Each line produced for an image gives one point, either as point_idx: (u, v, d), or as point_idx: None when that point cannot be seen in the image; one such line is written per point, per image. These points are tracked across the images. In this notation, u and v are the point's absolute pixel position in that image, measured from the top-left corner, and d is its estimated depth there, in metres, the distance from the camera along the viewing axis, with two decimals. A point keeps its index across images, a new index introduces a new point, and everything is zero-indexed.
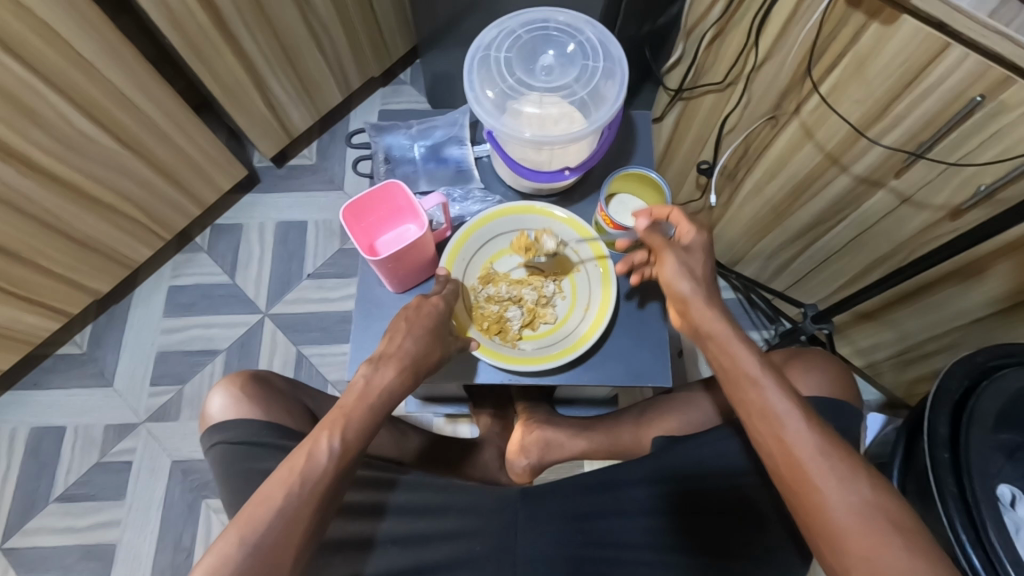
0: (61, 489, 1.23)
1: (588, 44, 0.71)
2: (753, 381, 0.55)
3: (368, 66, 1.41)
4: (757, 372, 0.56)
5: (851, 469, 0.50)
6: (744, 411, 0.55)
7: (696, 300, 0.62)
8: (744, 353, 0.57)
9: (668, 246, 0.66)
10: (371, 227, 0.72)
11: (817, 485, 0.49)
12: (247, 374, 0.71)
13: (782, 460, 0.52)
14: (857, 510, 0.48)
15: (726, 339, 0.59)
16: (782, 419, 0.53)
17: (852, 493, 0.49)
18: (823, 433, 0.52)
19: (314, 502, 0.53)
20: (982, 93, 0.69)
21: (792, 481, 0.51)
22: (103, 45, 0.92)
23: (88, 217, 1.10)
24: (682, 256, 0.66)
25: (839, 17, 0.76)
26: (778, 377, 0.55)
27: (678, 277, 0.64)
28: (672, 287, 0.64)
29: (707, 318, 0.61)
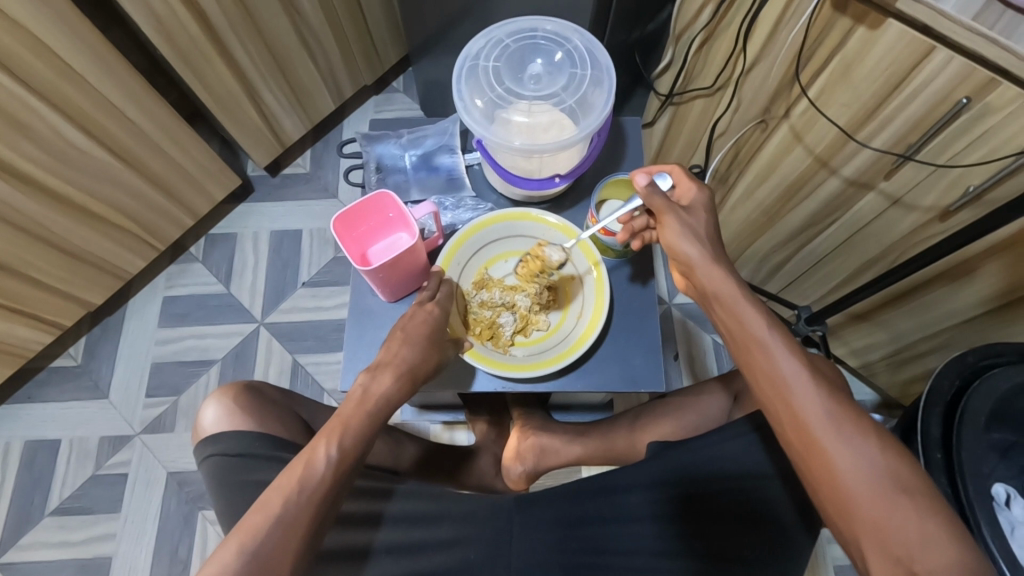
0: (56, 502, 1.23)
1: (576, 52, 0.72)
2: (761, 346, 0.56)
3: (360, 75, 1.42)
4: (766, 339, 0.56)
5: (860, 431, 0.50)
6: (753, 376, 0.56)
7: (701, 262, 0.63)
8: (753, 319, 0.58)
9: (671, 207, 0.65)
10: (362, 237, 0.72)
11: (825, 449, 0.50)
12: (239, 385, 0.71)
13: (791, 424, 0.53)
14: (867, 475, 0.49)
15: (734, 304, 0.60)
16: (789, 384, 0.54)
17: (862, 457, 0.49)
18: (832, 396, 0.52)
19: (313, 510, 0.53)
20: (968, 96, 0.70)
21: (801, 447, 0.52)
22: (93, 57, 0.92)
23: (80, 229, 1.10)
24: (684, 217, 0.65)
25: (825, 21, 0.77)
26: (787, 342, 0.56)
27: (680, 239, 0.64)
28: (675, 250, 0.65)
29: (715, 283, 0.62)
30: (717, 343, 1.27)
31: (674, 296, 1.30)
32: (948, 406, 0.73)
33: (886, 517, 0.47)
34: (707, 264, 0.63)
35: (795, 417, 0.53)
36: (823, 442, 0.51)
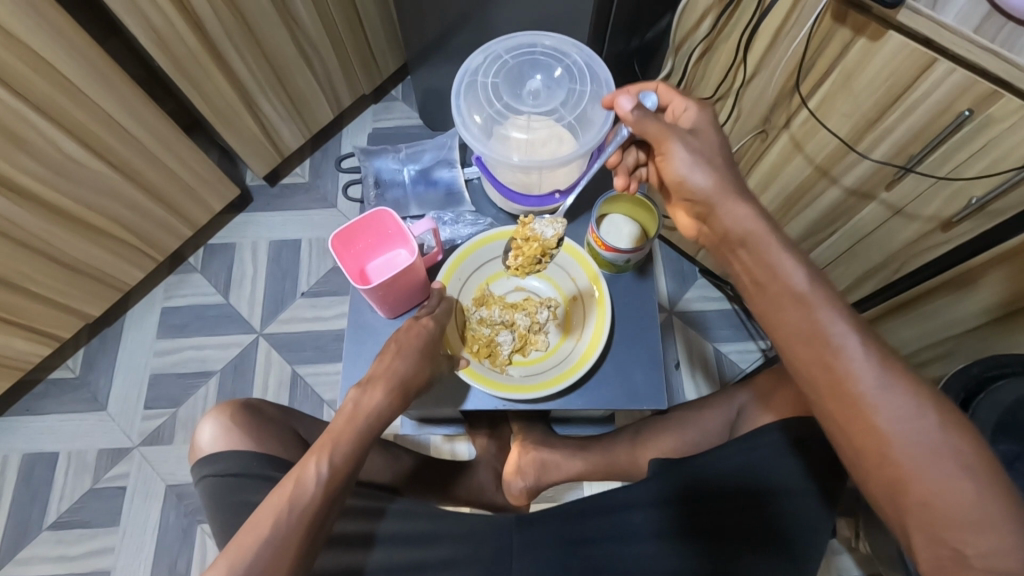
0: (54, 516, 1.22)
1: (576, 67, 0.71)
2: (797, 300, 0.49)
3: (358, 84, 1.42)
4: (805, 292, 0.49)
5: (915, 399, 0.45)
6: (786, 335, 0.50)
7: (716, 194, 0.55)
8: (792, 268, 0.50)
9: (671, 130, 0.59)
10: (361, 253, 0.71)
11: (873, 418, 0.46)
12: (237, 403, 0.70)
13: (831, 392, 0.48)
14: (921, 449, 0.45)
15: (764, 249, 0.52)
16: (836, 348, 0.47)
17: (914, 426, 0.45)
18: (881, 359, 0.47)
19: (304, 528, 0.52)
20: (970, 107, 0.69)
21: (844, 416, 0.47)
22: (91, 70, 0.91)
23: (79, 242, 1.09)
24: (689, 140, 0.59)
25: (825, 32, 0.76)
26: (828, 296, 0.49)
27: (690, 167, 0.57)
28: (684, 182, 0.57)
29: (735, 220, 0.54)
30: (719, 352, 1.26)
31: (675, 304, 1.30)
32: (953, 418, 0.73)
33: (940, 492, 0.44)
34: (726, 197, 0.55)
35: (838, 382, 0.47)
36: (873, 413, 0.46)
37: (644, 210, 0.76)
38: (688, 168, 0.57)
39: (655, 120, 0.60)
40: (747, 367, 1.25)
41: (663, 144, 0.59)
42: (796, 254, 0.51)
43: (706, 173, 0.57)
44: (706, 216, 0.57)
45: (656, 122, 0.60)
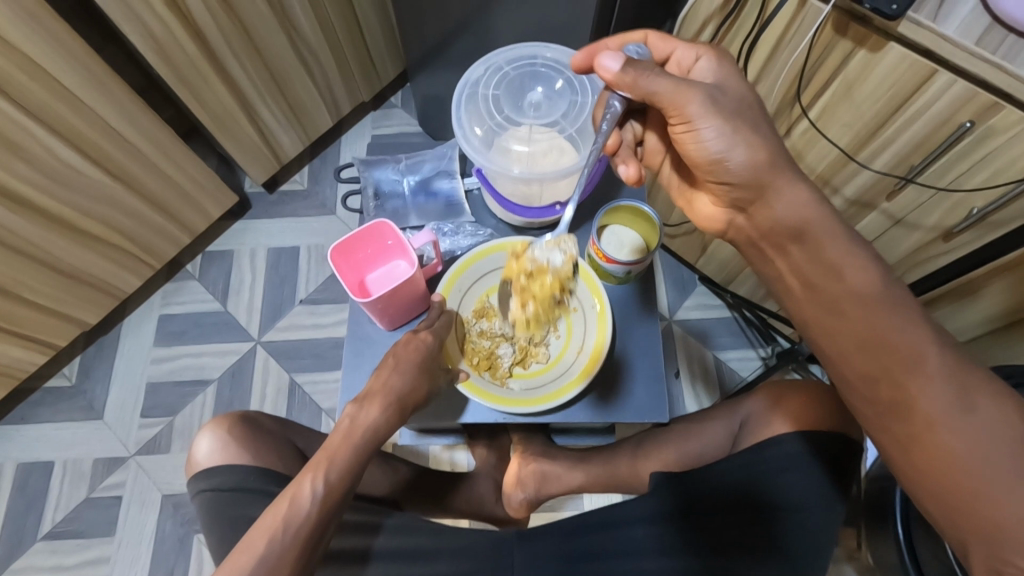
0: (49, 526, 1.21)
1: (577, 78, 0.71)
2: (881, 313, 0.52)
3: (357, 91, 1.41)
4: (876, 299, 0.52)
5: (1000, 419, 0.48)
6: (861, 349, 0.53)
7: (766, 174, 0.56)
8: (855, 271, 0.53)
9: (692, 86, 0.56)
10: (361, 264, 0.71)
11: (946, 437, 0.49)
12: (234, 416, 0.70)
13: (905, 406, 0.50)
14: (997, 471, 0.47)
15: (838, 254, 0.54)
16: (914, 367, 0.50)
17: (992, 447, 0.47)
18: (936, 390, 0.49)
19: (299, 548, 0.52)
20: (971, 119, 0.69)
21: (914, 436, 0.50)
22: (89, 78, 0.91)
23: (75, 249, 1.09)
24: (710, 96, 0.56)
25: (825, 43, 0.76)
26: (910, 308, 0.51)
27: (728, 142, 0.56)
28: (725, 161, 0.57)
29: (794, 209, 0.55)
30: (720, 360, 1.26)
31: (674, 312, 1.29)
32: None
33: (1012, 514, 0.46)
34: (776, 177, 0.56)
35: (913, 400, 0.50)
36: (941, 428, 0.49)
37: (645, 220, 0.76)
38: (722, 139, 0.56)
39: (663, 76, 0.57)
40: (747, 376, 1.24)
41: (683, 108, 0.56)
42: (862, 255, 0.53)
43: (741, 145, 0.56)
44: (753, 203, 0.59)
45: (666, 78, 0.57)
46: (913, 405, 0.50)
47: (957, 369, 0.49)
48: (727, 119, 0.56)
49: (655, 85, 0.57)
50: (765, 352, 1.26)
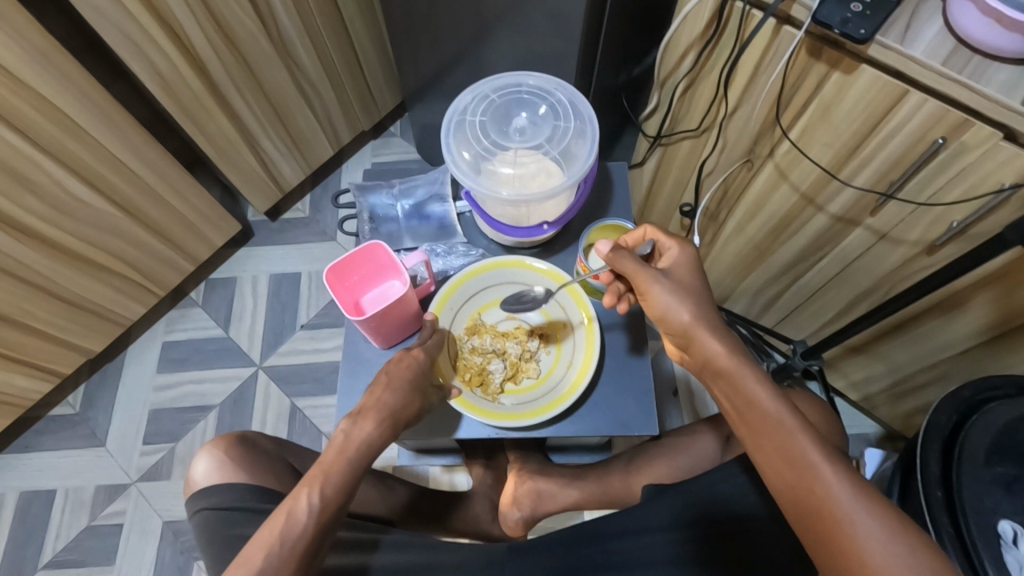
0: (49, 555, 1.21)
1: (560, 104, 0.75)
2: (810, 469, 0.53)
3: (357, 122, 1.46)
4: (821, 464, 0.53)
5: (899, 526, 0.49)
6: (806, 500, 0.53)
7: (727, 362, 0.60)
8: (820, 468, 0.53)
9: (650, 273, 0.66)
10: (355, 286, 0.73)
11: (860, 545, 0.49)
12: (232, 437, 0.72)
13: (808, 512, 0.52)
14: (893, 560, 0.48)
15: (796, 453, 0.54)
16: (828, 489, 0.52)
17: (886, 545, 0.49)
18: (857, 480, 0.52)
19: (295, 562, 0.53)
20: (943, 136, 0.72)
21: (829, 540, 0.51)
22: (97, 114, 0.95)
23: (81, 279, 1.11)
24: (665, 280, 0.66)
25: (801, 67, 0.78)
26: (856, 484, 0.52)
27: (668, 305, 0.64)
28: (666, 318, 0.64)
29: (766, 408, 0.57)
30: None
31: None
32: (947, 440, 0.76)
33: None
34: (740, 370, 0.59)
35: (852, 477, 0.52)
36: (885, 519, 0.50)
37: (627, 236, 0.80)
38: (731, 351, 0.61)
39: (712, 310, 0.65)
40: None
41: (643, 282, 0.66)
42: (828, 450, 0.54)
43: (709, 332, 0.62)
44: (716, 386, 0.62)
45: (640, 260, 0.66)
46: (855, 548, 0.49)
47: (897, 522, 0.50)
48: (672, 290, 0.65)
49: (666, 290, 0.64)
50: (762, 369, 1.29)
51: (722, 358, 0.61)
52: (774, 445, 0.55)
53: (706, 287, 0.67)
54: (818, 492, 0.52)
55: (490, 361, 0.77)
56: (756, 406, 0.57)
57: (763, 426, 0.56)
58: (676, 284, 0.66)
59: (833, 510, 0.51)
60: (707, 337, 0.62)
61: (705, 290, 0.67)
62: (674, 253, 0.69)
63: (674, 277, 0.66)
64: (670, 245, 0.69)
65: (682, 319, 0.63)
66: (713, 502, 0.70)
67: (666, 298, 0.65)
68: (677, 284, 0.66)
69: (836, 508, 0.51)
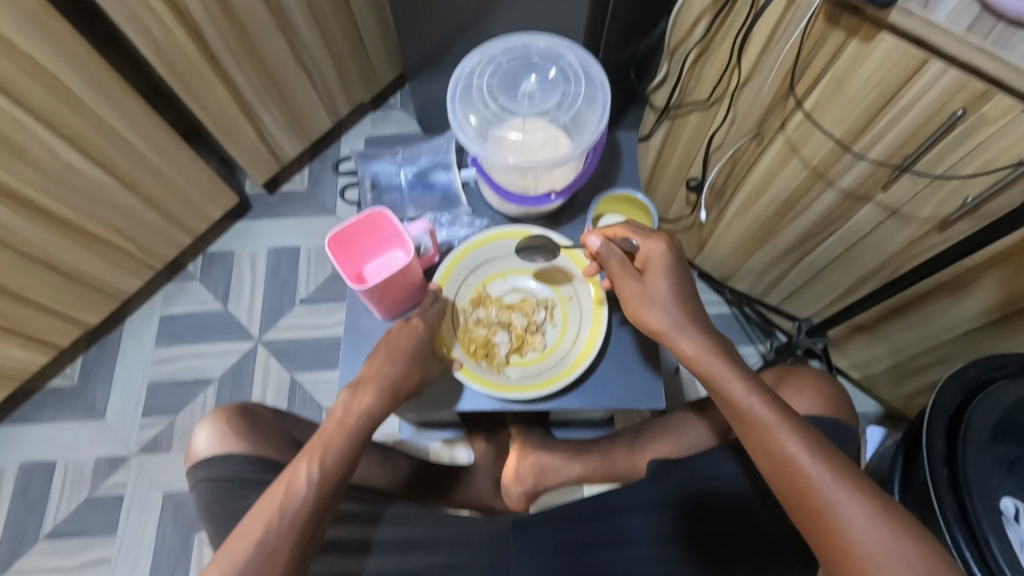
0: (51, 526, 1.21)
1: (570, 69, 0.72)
2: (789, 461, 0.53)
3: (356, 93, 1.42)
4: (800, 455, 0.53)
5: (885, 511, 0.49)
6: (790, 493, 0.53)
7: (703, 358, 0.60)
8: (799, 460, 0.53)
9: (625, 279, 0.65)
10: (358, 256, 0.72)
11: (847, 534, 0.49)
12: (233, 408, 0.71)
13: (796, 506, 0.52)
14: (882, 547, 0.48)
15: (776, 447, 0.54)
16: (810, 483, 0.52)
17: (872, 532, 0.49)
18: (838, 466, 0.52)
19: (296, 533, 0.52)
20: (963, 107, 0.70)
21: (817, 532, 0.51)
22: (89, 79, 0.92)
23: (76, 250, 1.09)
24: (638, 284, 0.64)
25: (818, 35, 0.76)
26: (839, 472, 0.52)
27: (641, 311, 0.63)
28: (639, 320, 0.64)
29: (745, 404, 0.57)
30: None
31: None
32: (953, 418, 0.75)
33: None
34: (714, 368, 0.59)
35: (832, 461, 0.53)
36: (864, 502, 0.50)
37: (636, 206, 0.78)
38: (706, 350, 0.60)
39: (691, 307, 0.64)
40: None
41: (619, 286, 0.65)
42: (810, 436, 0.54)
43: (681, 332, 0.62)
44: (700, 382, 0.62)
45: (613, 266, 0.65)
46: (841, 539, 0.49)
47: (881, 508, 0.50)
48: (645, 296, 0.63)
49: (637, 299, 0.63)
50: (763, 347, 1.30)
51: (698, 359, 0.61)
52: (751, 438, 0.56)
53: (683, 279, 0.65)
54: (798, 479, 0.52)
55: (495, 332, 0.76)
56: (733, 401, 0.57)
57: (741, 419, 0.57)
58: (646, 287, 0.64)
59: (813, 496, 0.51)
60: (682, 339, 0.61)
61: (683, 282, 0.65)
62: (654, 249, 0.65)
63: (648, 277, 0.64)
64: (648, 242, 0.65)
65: (654, 326, 0.63)
66: (712, 481, 0.68)
67: (641, 305, 0.63)
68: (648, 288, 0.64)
69: (814, 496, 0.51)
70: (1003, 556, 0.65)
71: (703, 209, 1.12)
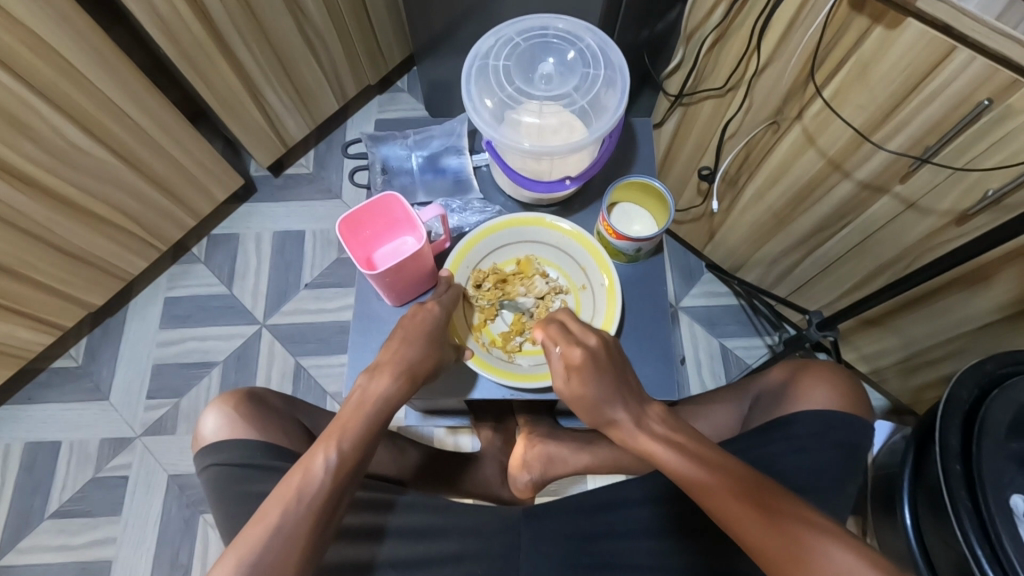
0: (56, 505, 1.21)
1: (589, 50, 0.71)
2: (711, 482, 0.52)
3: (363, 75, 1.40)
4: (722, 471, 0.53)
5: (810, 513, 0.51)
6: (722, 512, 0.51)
7: (629, 429, 0.58)
8: (722, 475, 0.52)
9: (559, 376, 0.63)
10: (368, 240, 0.71)
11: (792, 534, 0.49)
12: (242, 393, 0.70)
13: (732, 517, 0.51)
14: (818, 541, 0.48)
15: (694, 475, 0.53)
16: (736, 491, 0.51)
17: (813, 531, 0.49)
18: (753, 477, 0.53)
19: (312, 518, 0.52)
20: (989, 98, 0.68)
21: (759, 538, 0.49)
22: (94, 56, 0.90)
23: (80, 230, 1.08)
24: (568, 386, 0.61)
25: (842, 20, 0.74)
26: (757, 480, 0.53)
27: (573, 404, 0.61)
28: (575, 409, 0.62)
29: (661, 453, 0.55)
30: (725, 349, 1.29)
31: (681, 300, 1.33)
32: (968, 413, 0.74)
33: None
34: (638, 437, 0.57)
35: (750, 473, 0.53)
36: (792, 507, 0.51)
37: (652, 193, 0.76)
38: (633, 431, 0.57)
39: (620, 390, 0.60)
40: (753, 363, 1.28)
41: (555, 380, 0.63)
42: (717, 453, 0.55)
43: (606, 410, 0.59)
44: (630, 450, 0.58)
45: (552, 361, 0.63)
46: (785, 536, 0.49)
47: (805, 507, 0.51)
48: (573, 395, 0.61)
49: (568, 395, 0.62)
50: (772, 340, 1.30)
51: (626, 440, 0.58)
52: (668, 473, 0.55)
53: (611, 373, 0.61)
54: (722, 491, 0.52)
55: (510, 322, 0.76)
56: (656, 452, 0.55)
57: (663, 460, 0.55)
58: (572, 392, 0.61)
59: (747, 505, 0.51)
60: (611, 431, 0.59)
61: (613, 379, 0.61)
62: (579, 352, 0.61)
63: (579, 375, 0.61)
64: (574, 350, 0.61)
65: (587, 422, 0.61)
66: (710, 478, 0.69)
67: (572, 400, 0.61)
68: (578, 391, 0.61)
69: (741, 503, 0.51)
70: (1015, 553, 0.65)
71: (715, 198, 1.11)
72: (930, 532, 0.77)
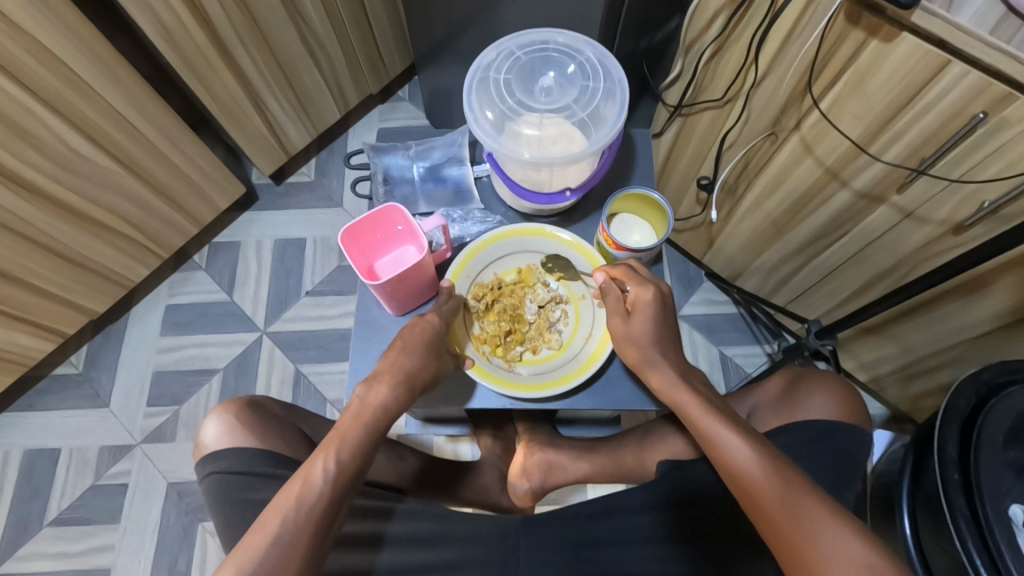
0: (54, 512, 1.21)
1: (589, 64, 0.71)
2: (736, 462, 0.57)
3: (366, 85, 1.42)
4: (747, 453, 0.57)
5: (829, 509, 0.52)
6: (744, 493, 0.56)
7: (671, 384, 0.65)
8: (746, 457, 0.57)
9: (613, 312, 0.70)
10: (370, 249, 0.71)
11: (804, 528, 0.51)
12: (242, 401, 0.71)
13: (750, 498, 0.55)
14: (831, 538, 0.50)
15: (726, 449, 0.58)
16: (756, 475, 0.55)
17: (828, 529, 0.51)
18: (782, 465, 0.56)
19: (311, 527, 0.52)
20: (984, 110, 0.69)
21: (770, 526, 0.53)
22: (98, 65, 0.91)
23: (82, 237, 1.09)
24: (625, 322, 0.68)
25: (838, 33, 0.75)
26: (784, 469, 0.55)
27: (623, 340, 0.68)
28: (623, 348, 0.69)
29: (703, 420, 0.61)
30: (724, 357, 1.30)
31: (680, 307, 1.33)
32: (966, 421, 0.75)
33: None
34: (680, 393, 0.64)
35: (778, 458, 0.57)
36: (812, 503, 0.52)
37: (651, 204, 0.77)
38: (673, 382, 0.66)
39: (670, 345, 0.68)
40: (752, 371, 1.28)
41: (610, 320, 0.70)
42: (749, 434, 0.59)
43: (651, 359, 0.67)
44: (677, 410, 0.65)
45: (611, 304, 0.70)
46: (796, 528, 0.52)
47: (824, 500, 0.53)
48: (631, 330, 0.68)
49: (621, 329, 0.68)
50: (771, 348, 1.31)
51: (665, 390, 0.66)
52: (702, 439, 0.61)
53: (666, 323, 0.69)
54: (745, 470, 0.56)
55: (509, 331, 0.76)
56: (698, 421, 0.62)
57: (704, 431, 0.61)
58: (629, 326, 0.68)
59: (768, 495, 0.54)
60: (653, 372, 0.67)
61: (666, 329, 0.69)
62: (646, 292, 0.68)
63: (641, 315, 0.68)
64: (642, 284, 0.69)
65: (631, 359, 0.68)
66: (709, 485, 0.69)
67: (625, 336, 0.68)
68: (632, 329, 0.68)
69: (761, 488, 0.55)
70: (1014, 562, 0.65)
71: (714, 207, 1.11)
72: (928, 539, 0.77)
